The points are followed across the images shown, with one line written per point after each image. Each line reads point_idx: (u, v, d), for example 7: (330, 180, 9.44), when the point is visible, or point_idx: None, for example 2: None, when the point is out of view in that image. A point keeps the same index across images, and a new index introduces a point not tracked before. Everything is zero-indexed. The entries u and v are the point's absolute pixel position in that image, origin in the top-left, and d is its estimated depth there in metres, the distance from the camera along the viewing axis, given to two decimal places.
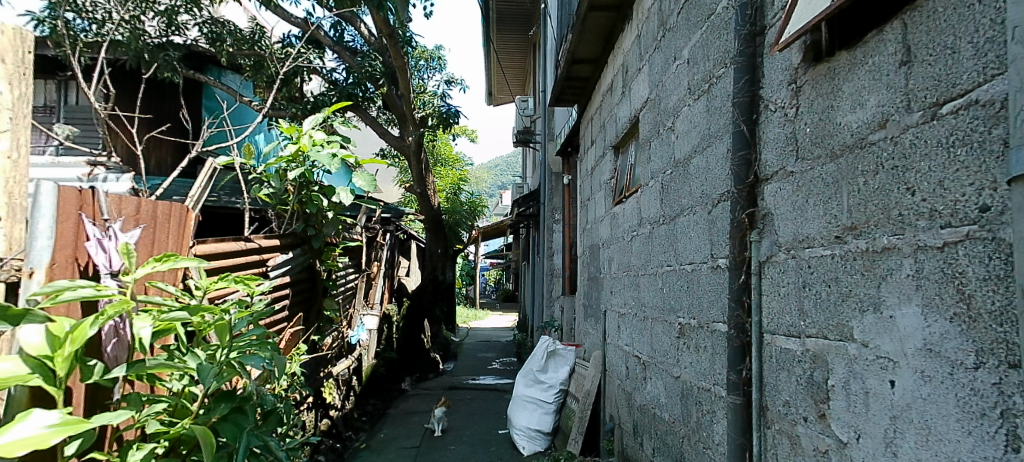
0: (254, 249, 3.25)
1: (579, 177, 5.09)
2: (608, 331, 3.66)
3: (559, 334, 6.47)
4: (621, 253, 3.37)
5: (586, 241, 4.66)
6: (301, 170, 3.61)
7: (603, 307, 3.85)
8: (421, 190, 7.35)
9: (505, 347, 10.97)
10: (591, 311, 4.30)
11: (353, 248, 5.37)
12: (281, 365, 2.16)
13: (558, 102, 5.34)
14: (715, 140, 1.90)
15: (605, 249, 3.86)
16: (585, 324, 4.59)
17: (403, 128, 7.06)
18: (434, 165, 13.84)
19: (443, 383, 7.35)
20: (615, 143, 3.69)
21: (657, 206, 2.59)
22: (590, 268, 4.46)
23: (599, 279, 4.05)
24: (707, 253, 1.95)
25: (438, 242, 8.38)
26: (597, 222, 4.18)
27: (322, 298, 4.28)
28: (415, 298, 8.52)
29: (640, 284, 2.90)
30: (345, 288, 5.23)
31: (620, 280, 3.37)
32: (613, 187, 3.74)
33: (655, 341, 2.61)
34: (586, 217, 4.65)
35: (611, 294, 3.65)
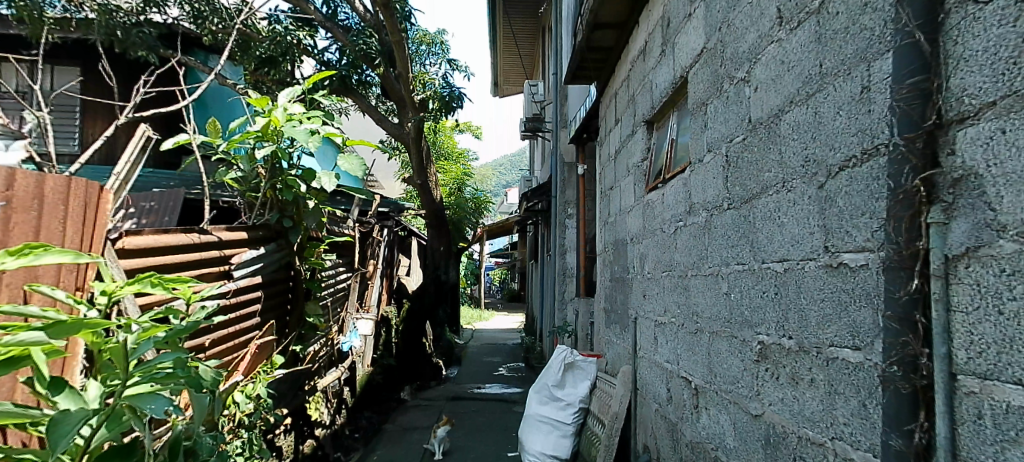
0: (213, 244, 2.66)
1: (600, 164, 4.47)
2: (640, 343, 3.07)
3: (573, 339, 5.87)
4: (659, 250, 2.77)
5: (609, 237, 4.06)
6: (273, 149, 3.01)
7: (633, 314, 3.26)
8: (422, 182, 6.72)
9: (512, 351, 10.38)
10: (616, 317, 3.71)
11: (344, 245, 4.79)
12: (203, 406, 1.52)
13: (574, 79, 4.73)
14: (833, 77, 1.30)
15: (634, 245, 3.27)
16: (607, 332, 3.99)
17: (402, 114, 6.47)
18: (437, 159, 13.23)
19: (446, 392, 6.77)
20: (648, 117, 3.07)
21: (721, 187, 1.98)
22: (614, 267, 3.86)
23: (626, 280, 3.45)
24: (821, 247, 1.34)
25: (441, 239, 7.77)
26: (623, 213, 3.58)
27: (304, 303, 3.69)
28: (417, 299, 7.82)
29: (688, 288, 2.30)
30: (336, 289, 4.65)
31: (658, 283, 2.77)
32: (646, 170, 3.13)
33: (712, 363, 2.03)
34: (609, 209, 4.05)
35: (643, 300, 3.06)
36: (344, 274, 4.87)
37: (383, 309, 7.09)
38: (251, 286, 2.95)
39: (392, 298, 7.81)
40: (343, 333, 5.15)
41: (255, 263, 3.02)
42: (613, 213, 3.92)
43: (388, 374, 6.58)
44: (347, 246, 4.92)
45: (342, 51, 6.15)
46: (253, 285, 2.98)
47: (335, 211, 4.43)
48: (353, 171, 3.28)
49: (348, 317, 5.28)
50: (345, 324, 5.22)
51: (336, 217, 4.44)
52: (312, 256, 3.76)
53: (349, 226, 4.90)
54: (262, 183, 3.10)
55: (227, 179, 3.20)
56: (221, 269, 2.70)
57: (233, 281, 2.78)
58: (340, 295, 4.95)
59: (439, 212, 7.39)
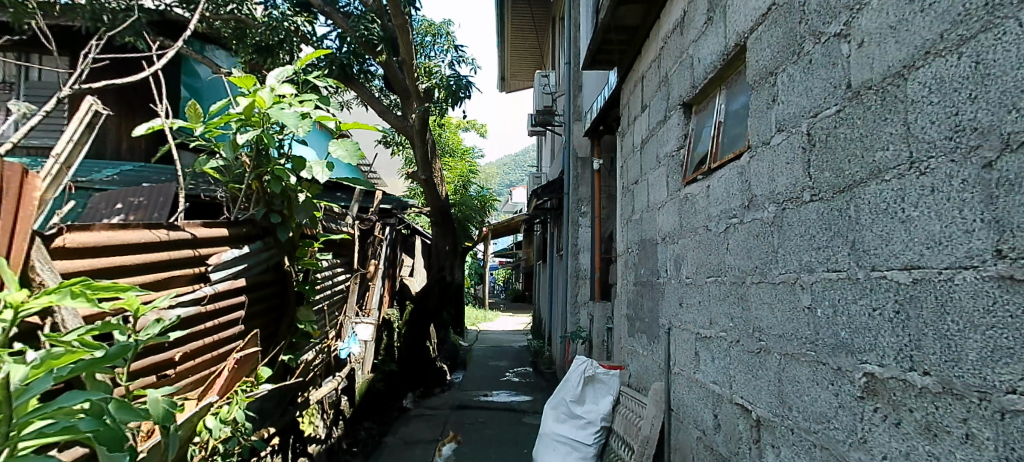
0: (185, 242, 2.28)
1: (622, 156, 4.07)
2: (675, 357, 2.69)
3: (588, 346, 5.47)
4: (702, 252, 2.39)
5: (633, 236, 3.67)
6: (257, 134, 2.61)
7: (665, 323, 2.87)
8: (427, 177, 6.24)
9: (519, 354, 10.00)
10: (643, 325, 3.32)
11: (342, 243, 4.41)
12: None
13: (593, 65, 4.33)
14: (1015, 8, 0.91)
15: (668, 245, 2.88)
16: (631, 342, 3.61)
17: (406, 106, 6.08)
18: (442, 155, 12.84)
19: (451, 400, 6.40)
20: (686, 99, 2.68)
21: (800, 174, 1.59)
22: (640, 270, 3.48)
23: (657, 285, 3.07)
24: (989, 252, 0.95)
25: (446, 238, 7.36)
26: (652, 211, 3.19)
27: (295, 309, 3.31)
28: (421, 300, 7.36)
29: (747, 298, 1.92)
30: (333, 290, 4.27)
31: (700, 289, 2.39)
32: (683, 160, 2.74)
33: (783, 390, 1.65)
34: (634, 207, 3.66)
35: (679, 310, 2.68)
36: (342, 276, 4.48)
37: (385, 311, 6.73)
38: (232, 291, 2.59)
39: (395, 300, 7.44)
40: (342, 338, 4.79)
41: (237, 263, 2.65)
42: (639, 209, 3.53)
43: (390, 381, 6.22)
44: (346, 245, 4.55)
45: (342, 38, 5.76)
46: (235, 289, 2.61)
47: (331, 206, 4.04)
48: (348, 157, 2.93)
49: (347, 321, 4.91)
50: (344, 327, 4.86)
51: (332, 212, 4.05)
52: (306, 256, 3.38)
53: (347, 222, 4.49)
54: (246, 173, 2.70)
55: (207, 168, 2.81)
56: (196, 270, 2.34)
57: (210, 284, 2.41)
58: (338, 297, 4.59)
59: (444, 210, 6.98)
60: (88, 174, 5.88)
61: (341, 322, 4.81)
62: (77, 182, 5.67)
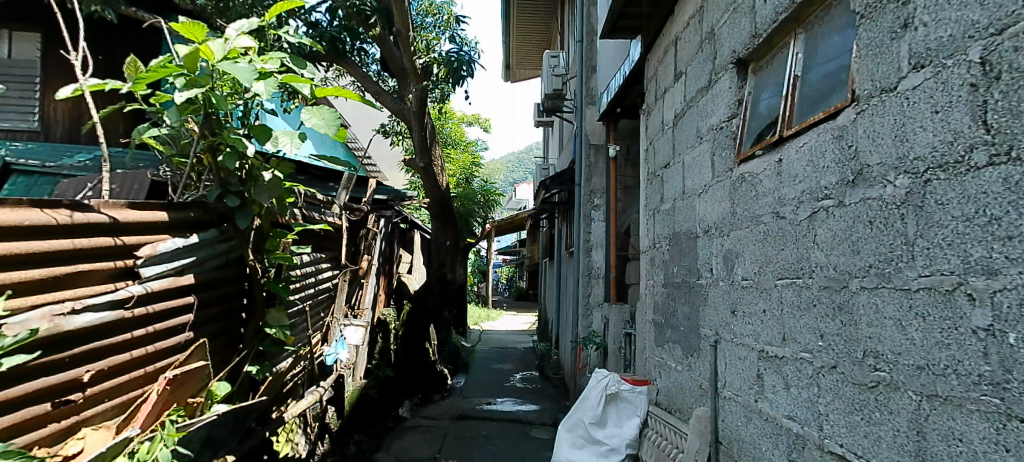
0: (100, 227, 1.75)
1: (647, 138, 3.53)
2: (726, 377, 2.17)
3: (602, 353, 4.94)
4: (768, 246, 1.86)
5: (663, 230, 3.14)
6: (207, 94, 2.06)
7: (710, 334, 2.34)
8: (425, 165, 5.66)
9: (524, 356, 9.48)
10: (678, 336, 2.79)
11: (326, 236, 3.89)
12: None
13: (613, 34, 3.79)
14: None
15: (713, 238, 2.35)
16: (660, 354, 3.09)
17: (403, 86, 5.55)
18: (444, 147, 12.32)
19: (452, 408, 5.89)
20: (742, 54, 2.14)
21: (967, 123, 1.04)
22: (672, 270, 2.94)
23: (697, 286, 2.53)
24: None
25: (446, 232, 6.66)
26: (691, 198, 2.65)
27: (263, 312, 2.77)
28: (419, 299, 6.84)
29: (853, 309, 1.39)
30: (315, 290, 3.75)
31: (766, 294, 1.86)
32: (737, 130, 2.20)
33: (927, 450, 1.12)
34: (665, 195, 3.12)
35: (732, 319, 2.14)
36: (327, 273, 3.96)
37: (380, 311, 6.22)
38: (173, 290, 2.07)
39: (392, 299, 6.93)
40: (329, 343, 4.28)
41: (181, 256, 2.11)
42: (672, 197, 2.99)
43: (385, 389, 5.73)
44: (332, 238, 4.04)
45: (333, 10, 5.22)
46: (177, 288, 2.08)
47: (311, 193, 3.51)
48: (324, 127, 2.38)
49: (335, 323, 4.40)
50: (331, 331, 4.35)
51: (312, 199, 3.51)
52: (278, 250, 2.84)
53: (332, 212, 3.95)
54: (193, 143, 2.17)
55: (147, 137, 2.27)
56: (119, 264, 1.82)
57: (140, 283, 1.89)
58: (323, 298, 4.07)
59: (444, 202, 6.39)
60: (58, 159, 5.31)
61: (327, 324, 4.30)
62: (45, 168, 5.15)
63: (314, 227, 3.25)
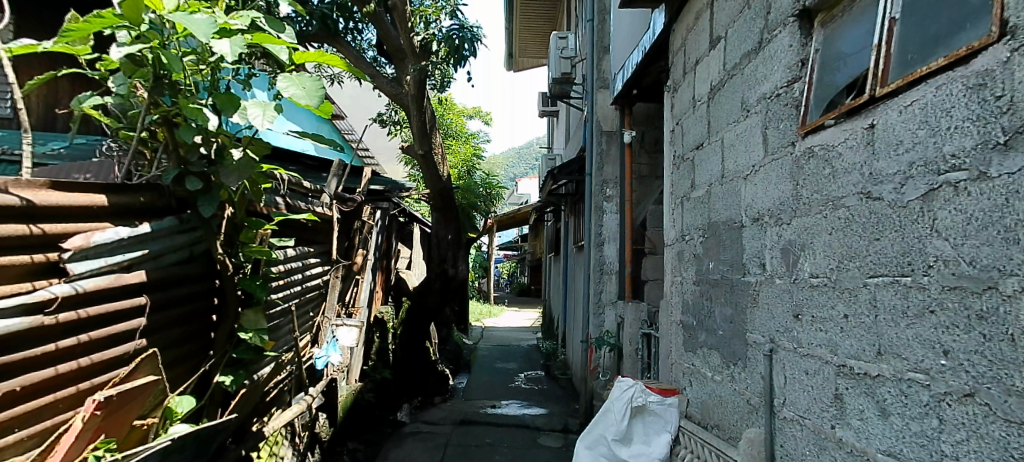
0: (10, 211, 1.37)
1: (673, 117, 3.15)
2: (788, 395, 1.80)
3: (616, 354, 4.58)
4: (853, 235, 1.48)
5: (695, 220, 2.77)
6: (159, 52, 1.67)
7: (763, 342, 1.97)
8: (425, 151, 5.23)
9: (528, 355, 9.13)
10: (716, 341, 2.43)
11: (315, 228, 3.51)
12: None
13: (633, 3, 3.40)
14: None
15: (766, 227, 1.98)
16: (692, 360, 2.72)
17: (401, 68, 5.16)
18: (444, 138, 11.92)
19: (454, 412, 5.52)
20: (810, 3, 1.77)
21: None
22: (708, 265, 2.57)
23: (743, 285, 2.16)
24: None
25: (448, 226, 6.41)
26: (734, 181, 2.28)
27: (238, 314, 2.38)
28: (419, 296, 6.48)
29: (1006, 318, 1.02)
30: (302, 288, 3.38)
31: (850, 296, 1.49)
32: (800, 96, 1.81)
33: None
34: (697, 179, 2.74)
35: (795, 325, 1.77)
36: (316, 268, 3.60)
37: (377, 309, 5.86)
38: (117, 289, 1.68)
39: (390, 296, 6.57)
40: (319, 345, 3.92)
41: (129, 250, 1.73)
42: (707, 181, 2.61)
43: (383, 392, 5.36)
44: (322, 230, 3.66)
45: None
46: (123, 287, 1.70)
47: (296, 179, 3.12)
48: (304, 98, 1.94)
49: (326, 324, 4.03)
50: (321, 332, 3.98)
51: (296, 185, 3.12)
52: (255, 242, 2.46)
53: (321, 201, 3.57)
54: (140, 114, 1.77)
55: (90, 108, 1.87)
56: (39, 258, 1.44)
57: (69, 281, 1.51)
58: (312, 296, 3.70)
59: (445, 193, 5.96)
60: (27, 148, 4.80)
61: (317, 325, 3.93)
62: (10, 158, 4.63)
63: (298, 217, 2.86)
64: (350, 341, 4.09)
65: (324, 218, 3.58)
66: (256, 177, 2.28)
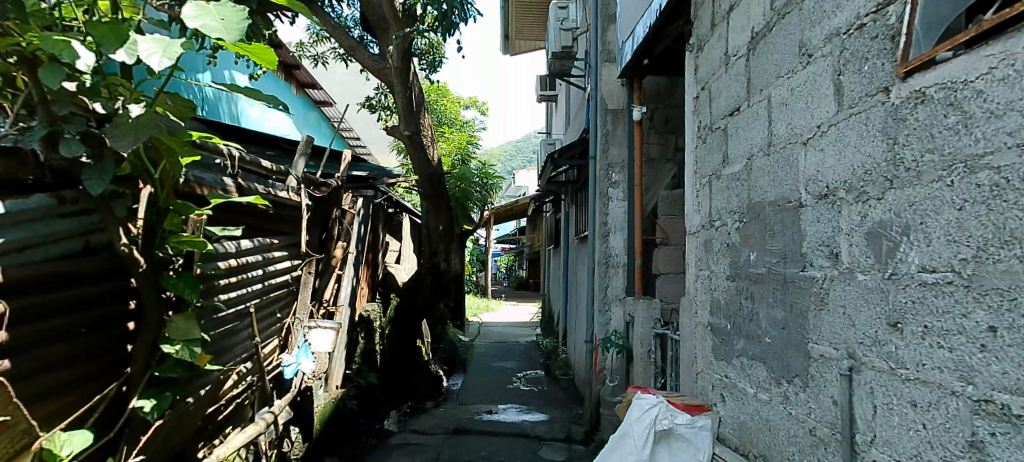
0: None
1: (697, 81, 2.66)
2: (880, 432, 1.33)
3: (625, 357, 4.11)
4: (1007, 210, 0.99)
5: (728, 202, 2.29)
6: None
7: (839, 357, 1.50)
8: (411, 132, 4.69)
9: (527, 353, 8.66)
10: (761, 351, 1.96)
11: (278, 216, 3.01)
12: None
13: None
14: None
15: (842, 204, 1.50)
16: (727, 371, 2.24)
17: (384, 40, 4.64)
18: (437, 126, 11.37)
19: (446, 419, 5.04)
20: None
21: None
22: (747, 257, 2.09)
23: (803, 282, 1.69)
24: None
25: (438, 216, 5.59)
26: (789, 149, 1.79)
27: (160, 323, 1.85)
28: (408, 293, 5.79)
29: None
30: (262, 286, 2.89)
31: (1001, 301, 1.00)
32: (899, 20, 1.29)
33: None
34: (733, 152, 2.26)
35: (893, 337, 1.29)
36: (280, 263, 3.09)
37: (363, 307, 5.37)
38: None
39: (377, 292, 6.08)
40: (289, 351, 3.41)
41: None
42: (746, 154, 2.13)
43: (368, 398, 4.90)
44: (289, 219, 3.17)
45: None
46: None
47: (245, 154, 2.61)
48: (219, 31, 1.45)
49: (297, 327, 3.50)
50: (291, 336, 3.46)
51: (246, 161, 2.58)
52: (183, 229, 1.93)
53: (284, 185, 3.05)
54: None
55: None
56: None
57: None
58: (277, 295, 3.20)
59: (434, 179, 5.24)
60: None
61: (286, 328, 3.40)
62: None
63: (246, 200, 2.37)
64: (326, 345, 3.63)
65: (288, 205, 3.08)
66: (171, 141, 1.74)
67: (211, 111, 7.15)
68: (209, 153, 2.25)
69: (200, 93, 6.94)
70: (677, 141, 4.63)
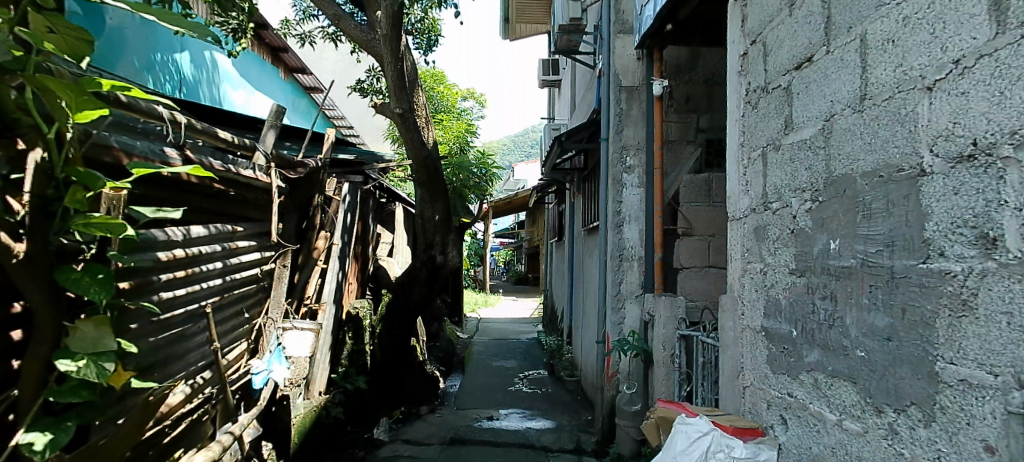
0: None
1: (745, 35, 2.20)
2: None
3: (643, 361, 3.67)
4: None
5: (792, 178, 1.84)
6: None
7: (1001, 388, 1.05)
8: (403, 110, 4.22)
9: (529, 351, 8.21)
10: (850, 367, 1.51)
11: (241, 198, 2.54)
12: None
13: None
14: None
15: (1008, 168, 1.05)
16: (794, 389, 1.80)
17: (373, 7, 4.17)
18: (434, 114, 10.85)
19: (443, 427, 4.60)
20: None
21: None
22: (824, 246, 1.65)
23: (926, 279, 1.25)
24: None
25: (433, 205, 4.98)
26: (898, 99, 1.33)
27: (56, 332, 1.38)
28: (401, 288, 5.33)
29: None
30: (222, 281, 2.44)
31: None
32: None
33: None
34: (800, 115, 1.80)
35: None
36: (245, 255, 2.62)
37: (351, 304, 4.92)
38: None
39: (369, 288, 5.62)
40: (259, 356, 2.95)
41: None
42: (822, 114, 1.67)
43: (358, 403, 4.46)
44: (258, 203, 2.71)
45: None
46: None
47: (198, 122, 2.14)
48: None
49: (270, 328, 3.05)
50: (263, 339, 3.01)
51: (197, 129, 2.11)
52: (91, 207, 1.45)
53: (250, 162, 2.58)
54: None
55: None
56: None
57: None
58: (244, 292, 2.75)
59: (430, 162, 4.68)
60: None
61: (256, 330, 2.95)
62: None
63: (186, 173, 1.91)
64: (304, 349, 3.17)
65: (255, 186, 2.61)
66: (60, 84, 1.26)
67: (189, 93, 6.69)
68: (140, 114, 1.77)
69: (178, 74, 6.47)
70: (698, 122, 4.22)
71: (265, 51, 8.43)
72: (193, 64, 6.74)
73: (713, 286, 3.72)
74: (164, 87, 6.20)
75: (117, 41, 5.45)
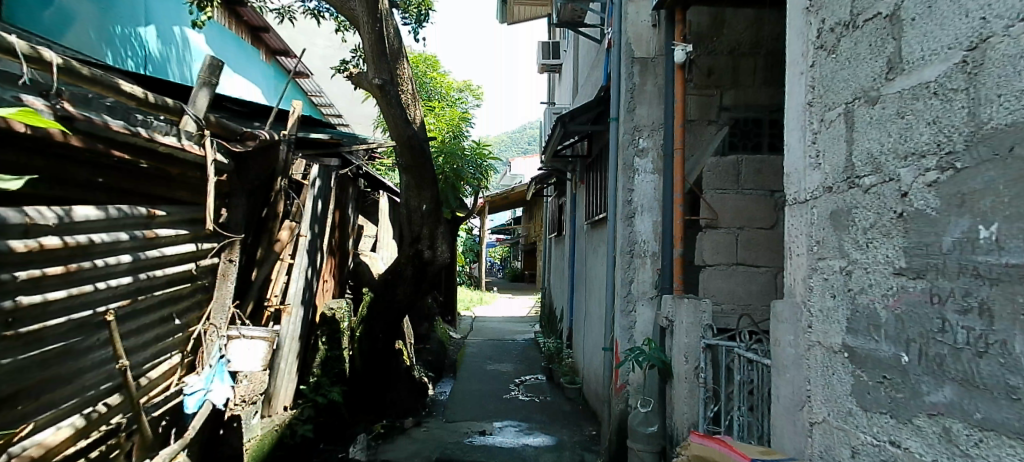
0: None
1: None
2: None
3: (660, 375, 3.16)
4: None
5: (901, 140, 1.31)
6: None
7: None
8: (383, 81, 3.67)
9: (525, 354, 7.68)
10: (1019, 419, 0.98)
11: (163, 175, 2.01)
12: None
13: None
14: None
15: None
16: (902, 439, 1.27)
17: None
18: (427, 101, 10.29)
19: (427, 444, 4.06)
20: None
21: None
22: (962, 234, 1.12)
23: None
24: None
25: (419, 194, 4.43)
26: None
27: None
28: (384, 287, 4.78)
29: None
30: (134, 281, 1.90)
31: None
32: None
33: None
34: (919, 48, 1.26)
35: None
36: (170, 247, 2.08)
37: (327, 305, 4.38)
38: None
39: (348, 286, 5.08)
40: (197, 372, 2.42)
41: None
42: (964, 39, 1.13)
43: (331, 418, 3.92)
44: (190, 182, 2.17)
45: None
46: None
47: (82, 67, 1.60)
48: None
49: (212, 337, 2.52)
50: (202, 351, 2.48)
51: (79, 74, 1.57)
52: None
53: (174, 128, 2.04)
54: None
55: None
56: None
57: None
58: (174, 293, 2.21)
59: (415, 143, 4.11)
60: None
61: (193, 338, 2.41)
62: None
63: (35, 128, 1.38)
64: (255, 363, 2.61)
65: (184, 158, 2.06)
66: None
67: (156, 71, 6.13)
68: None
69: (143, 50, 5.92)
70: (721, 100, 3.72)
71: (244, 31, 7.87)
72: (161, 40, 6.18)
73: (741, 287, 3.17)
74: (126, 63, 5.65)
75: (68, 9, 4.89)
